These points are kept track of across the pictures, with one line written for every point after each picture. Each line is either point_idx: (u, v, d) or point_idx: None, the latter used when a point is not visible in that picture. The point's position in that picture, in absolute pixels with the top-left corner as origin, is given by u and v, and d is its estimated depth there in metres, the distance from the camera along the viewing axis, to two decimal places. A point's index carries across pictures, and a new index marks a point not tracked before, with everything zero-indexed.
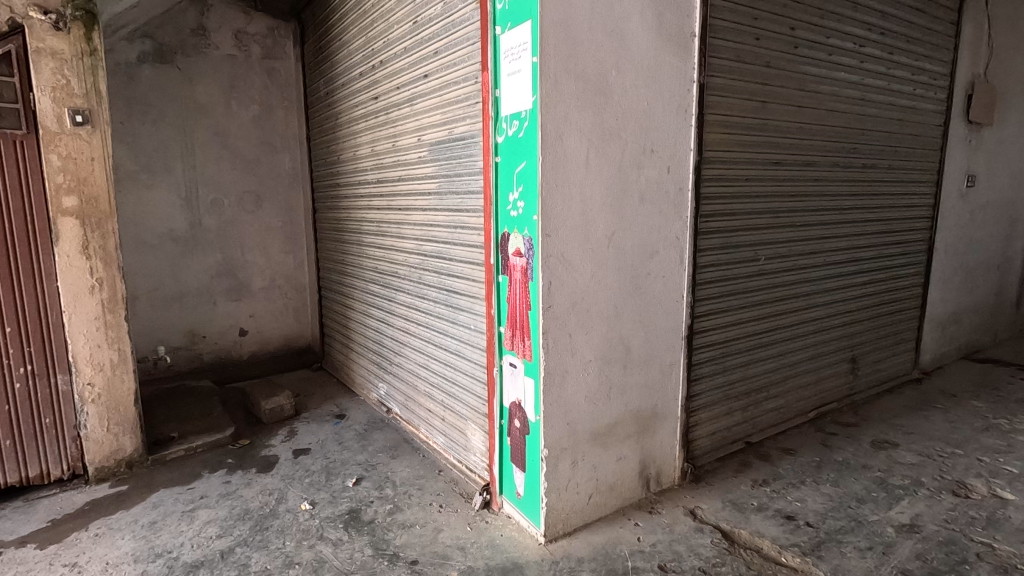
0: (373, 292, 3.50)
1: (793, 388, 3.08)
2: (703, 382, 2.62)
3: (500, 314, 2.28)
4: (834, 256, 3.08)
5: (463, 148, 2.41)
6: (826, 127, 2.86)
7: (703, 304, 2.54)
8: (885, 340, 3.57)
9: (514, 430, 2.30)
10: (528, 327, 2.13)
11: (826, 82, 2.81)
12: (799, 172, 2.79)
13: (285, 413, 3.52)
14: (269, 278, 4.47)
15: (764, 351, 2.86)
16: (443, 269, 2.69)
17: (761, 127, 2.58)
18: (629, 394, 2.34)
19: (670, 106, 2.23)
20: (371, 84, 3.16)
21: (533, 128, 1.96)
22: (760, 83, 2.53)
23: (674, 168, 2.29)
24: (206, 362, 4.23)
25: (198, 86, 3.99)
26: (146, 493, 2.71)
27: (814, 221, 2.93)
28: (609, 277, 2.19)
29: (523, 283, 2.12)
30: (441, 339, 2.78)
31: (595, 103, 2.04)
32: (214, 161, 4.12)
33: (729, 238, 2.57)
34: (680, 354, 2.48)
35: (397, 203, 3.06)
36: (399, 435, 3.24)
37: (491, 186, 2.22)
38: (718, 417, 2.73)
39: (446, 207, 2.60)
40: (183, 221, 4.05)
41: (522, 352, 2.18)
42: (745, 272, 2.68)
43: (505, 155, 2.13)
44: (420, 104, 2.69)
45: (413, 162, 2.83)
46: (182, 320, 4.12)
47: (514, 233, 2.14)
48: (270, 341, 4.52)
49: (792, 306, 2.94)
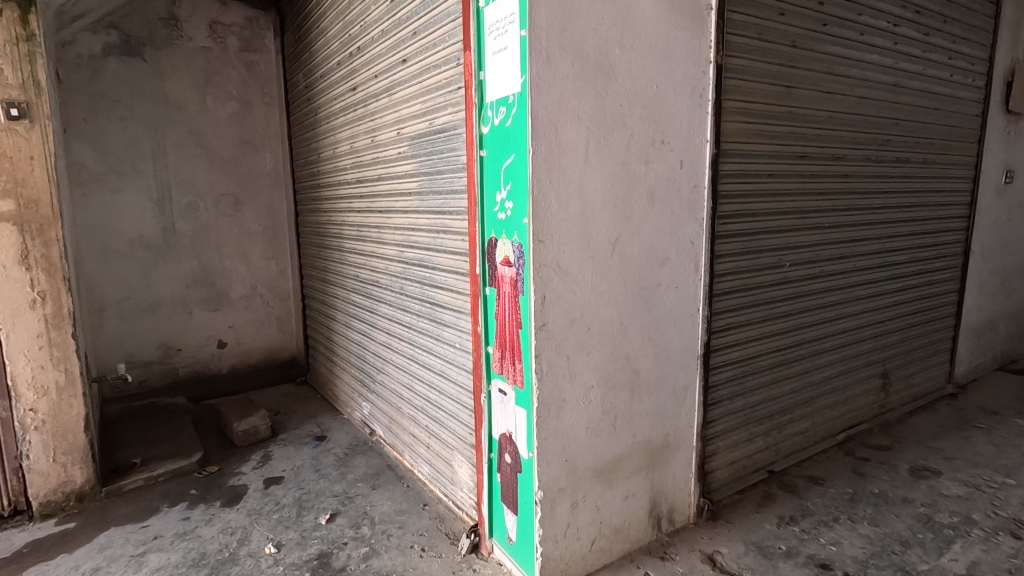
0: (356, 303, 3.21)
1: (820, 409, 2.76)
2: (721, 406, 2.31)
3: (487, 333, 1.98)
4: (864, 261, 2.76)
5: (445, 141, 2.11)
6: (857, 117, 2.54)
7: (721, 318, 2.23)
8: (919, 352, 3.25)
9: (504, 465, 1.99)
10: (519, 348, 1.82)
11: (858, 66, 2.49)
12: (828, 167, 2.47)
13: (260, 435, 3.23)
14: (250, 287, 4.19)
15: (788, 368, 2.54)
16: (426, 278, 2.39)
17: (785, 115, 2.26)
18: (637, 423, 2.03)
19: (682, 89, 1.92)
20: (348, 74, 2.87)
21: (522, 116, 1.66)
22: (785, 65, 2.21)
23: (688, 162, 1.98)
24: (181, 377, 3.95)
25: (169, 81, 3.71)
26: (94, 531, 2.41)
27: (843, 222, 2.61)
28: (613, 290, 1.88)
29: (513, 297, 1.81)
30: (425, 357, 2.48)
31: (595, 85, 1.74)
32: (188, 161, 3.84)
33: (750, 242, 2.25)
34: (695, 376, 2.17)
35: (377, 204, 2.76)
36: (383, 460, 2.94)
37: (476, 184, 1.92)
38: (738, 444, 2.41)
39: (428, 208, 2.30)
40: (155, 226, 3.77)
41: (513, 378, 1.87)
42: (768, 281, 2.36)
43: (490, 148, 1.83)
44: (399, 93, 2.39)
45: (393, 159, 2.53)
46: (154, 332, 3.84)
47: (502, 238, 1.84)
48: (251, 354, 4.23)
49: (819, 317, 2.62)
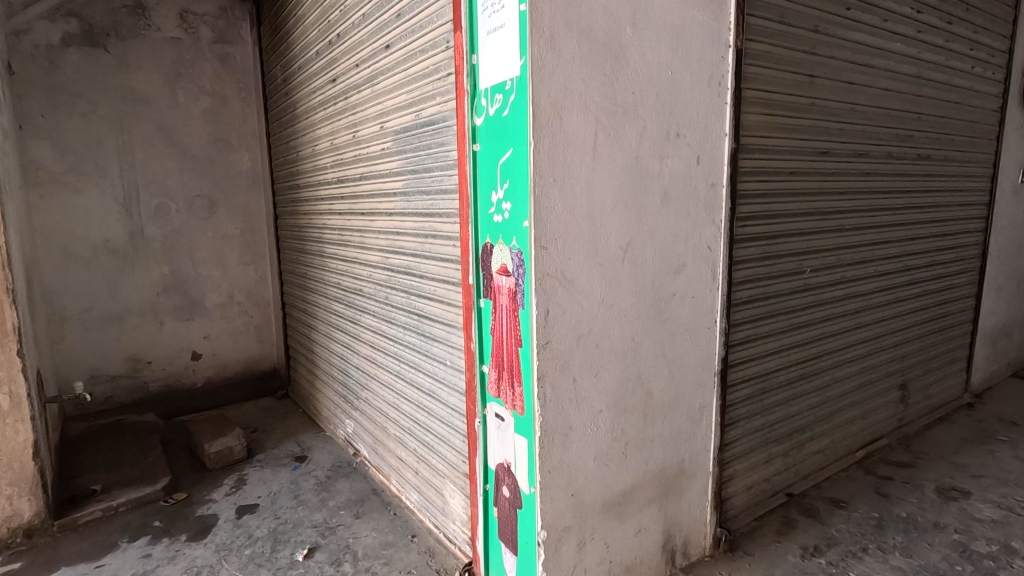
0: (337, 313, 2.97)
1: (840, 425, 2.56)
2: (739, 426, 2.10)
3: (482, 350, 1.75)
4: (885, 265, 2.57)
5: (433, 135, 1.88)
6: (880, 110, 2.35)
7: (740, 330, 2.02)
8: (937, 360, 3.07)
9: (502, 499, 1.77)
10: (518, 370, 1.60)
11: (881, 55, 2.30)
12: (850, 164, 2.27)
13: (234, 457, 2.98)
14: (226, 294, 3.93)
15: (808, 383, 2.35)
16: (412, 287, 2.17)
17: (807, 107, 2.06)
18: (649, 450, 1.82)
19: (699, 77, 1.71)
20: (328, 64, 2.63)
21: (522, 103, 1.44)
22: (808, 52, 2.01)
23: (705, 158, 1.78)
24: (152, 392, 3.68)
25: (136, 74, 3.45)
26: (42, 572, 2.16)
27: (865, 224, 2.42)
28: (624, 302, 1.67)
29: (511, 311, 1.59)
30: (412, 375, 2.24)
31: (604, 69, 1.52)
32: (158, 161, 3.58)
33: (770, 246, 2.05)
34: (712, 395, 1.96)
35: (360, 206, 2.52)
36: (367, 484, 2.70)
37: (468, 183, 1.69)
38: (755, 467, 2.21)
39: (415, 210, 2.07)
40: (121, 230, 3.50)
41: (511, 402, 1.65)
42: (788, 288, 2.17)
43: (485, 142, 1.61)
44: (382, 82, 2.16)
45: (376, 156, 2.30)
46: (122, 344, 3.57)
47: (498, 244, 1.62)
48: (228, 366, 3.97)
49: (840, 327, 2.43)
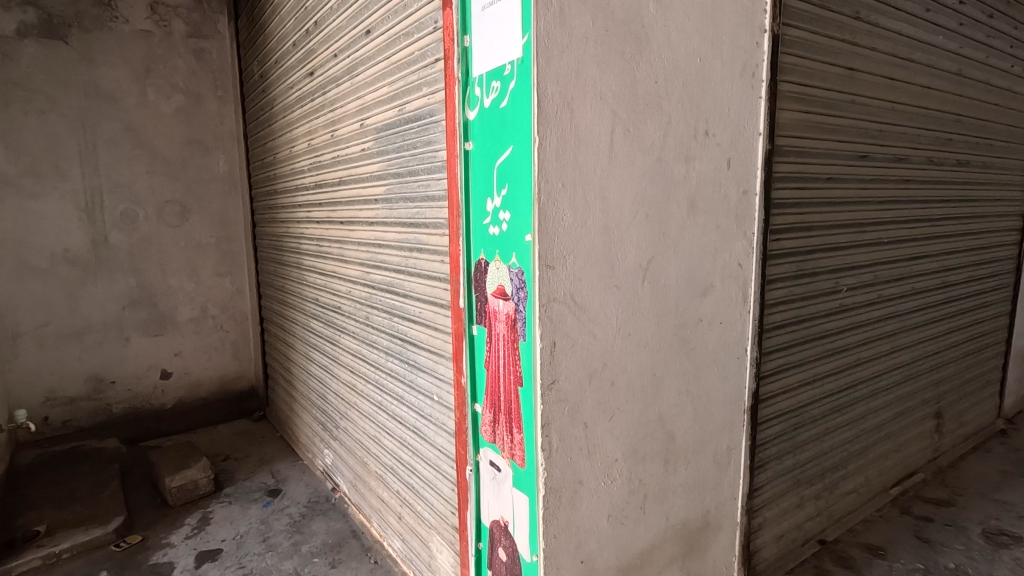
0: (316, 332, 2.69)
1: (874, 460, 2.30)
2: (769, 468, 1.84)
3: (475, 386, 1.48)
4: (923, 282, 2.32)
5: (418, 133, 1.62)
6: (920, 111, 2.10)
7: (772, 359, 1.76)
8: (972, 385, 2.81)
9: (498, 563, 1.49)
10: (518, 413, 1.33)
11: (923, 48, 2.05)
12: (889, 170, 2.02)
13: (199, 492, 2.68)
14: (200, 308, 3.63)
15: (842, 416, 2.09)
16: (395, 308, 1.89)
17: (847, 105, 1.81)
18: (671, 502, 1.54)
19: (731, 66, 1.46)
20: (305, 56, 2.37)
21: (524, 93, 1.18)
22: (848, 41, 1.76)
23: (736, 161, 1.52)
24: (116, 415, 3.37)
25: (101, 69, 3.18)
26: None
27: (903, 236, 2.16)
28: (644, 330, 1.41)
29: (510, 342, 1.32)
30: (396, 407, 1.96)
31: (623, 53, 1.26)
32: (124, 163, 3.29)
33: (805, 263, 1.80)
34: (741, 435, 1.70)
35: (339, 214, 2.25)
36: (346, 525, 2.41)
37: (459, 189, 1.43)
38: (786, 513, 1.94)
39: (398, 219, 1.81)
40: (83, 239, 3.21)
41: (509, 450, 1.38)
42: (823, 310, 1.91)
43: (479, 140, 1.34)
44: (362, 74, 1.90)
45: (355, 157, 2.03)
46: (82, 363, 3.27)
47: (494, 261, 1.35)
48: (201, 386, 3.66)
49: (875, 351, 2.17)
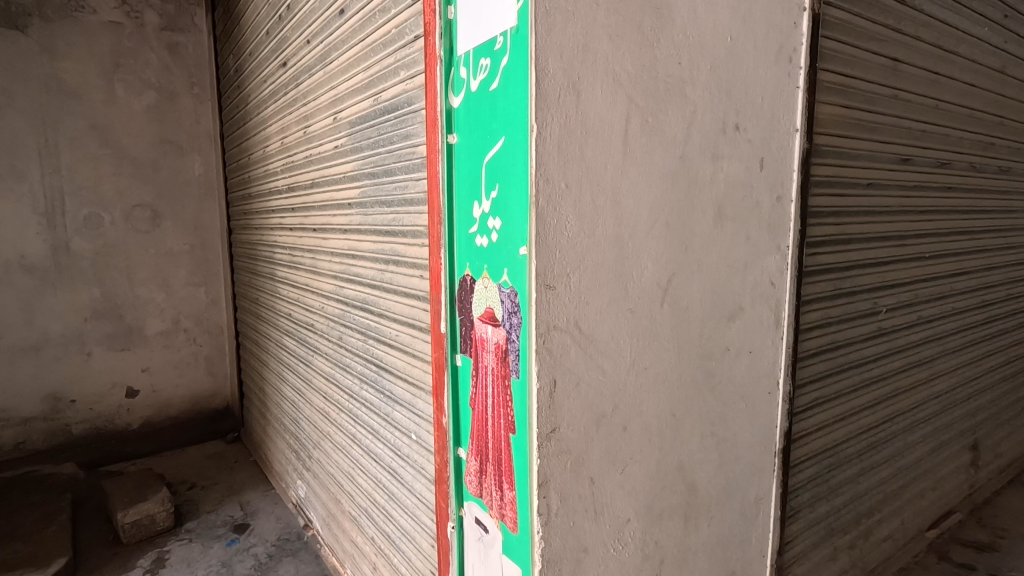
0: (289, 351, 2.44)
1: (910, 500, 2.05)
2: (801, 519, 1.59)
3: (458, 427, 1.24)
4: (962, 301, 2.08)
5: (395, 125, 1.38)
6: (963, 111, 1.88)
7: (806, 393, 1.52)
8: (1009, 413, 2.55)
9: None
10: (510, 465, 1.08)
11: (967, 41, 1.82)
12: (931, 176, 1.79)
13: (155, 528, 2.41)
14: (171, 320, 3.36)
15: (878, 454, 1.84)
16: (370, 328, 1.65)
17: (889, 100, 1.58)
18: (692, 568, 1.29)
19: (765, 49, 1.23)
20: (278, 45, 2.14)
21: (519, 70, 0.95)
22: (892, 27, 1.54)
23: (770, 162, 1.29)
24: (75, 436, 3.11)
25: (65, 63, 2.95)
26: None
27: (944, 251, 1.93)
28: (663, 363, 1.16)
29: (501, 377, 1.07)
30: (370, 443, 1.71)
31: (640, 26, 1.03)
32: (89, 164, 3.05)
33: (843, 281, 1.56)
34: (772, 482, 1.45)
35: (311, 220, 2.01)
36: (316, 569, 2.14)
37: (441, 192, 1.19)
38: (820, 568, 1.68)
39: (374, 226, 1.57)
40: (42, 245, 2.97)
41: (498, 509, 1.13)
42: (860, 335, 1.67)
43: (465, 132, 1.11)
44: (335, 61, 1.67)
45: (328, 155, 1.80)
46: (38, 380, 3.00)
47: (482, 278, 1.10)
48: (171, 405, 3.38)
49: (913, 380, 1.93)
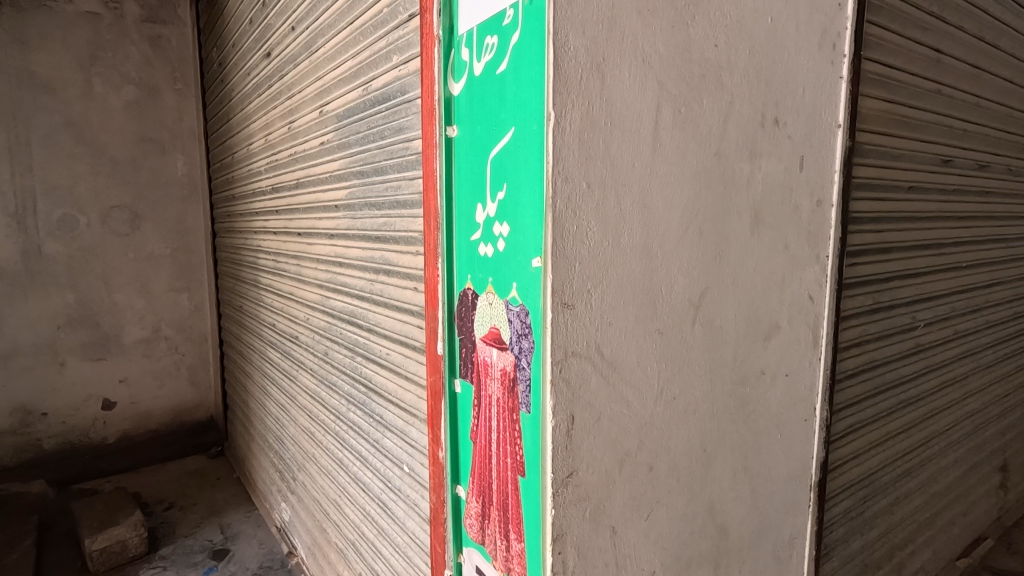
0: (273, 363, 2.27)
1: (942, 528, 1.90)
2: (835, 557, 1.44)
3: (458, 462, 1.08)
4: (996, 313, 1.94)
5: (386, 117, 1.23)
6: (1003, 109, 1.74)
7: (842, 418, 1.37)
8: None
9: None
10: (518, 512, 0.92)
11: (1010, 34, 1.68)
12: (970, 179, 1.65)
13: (127, 555, 2.23)
14: (151, 328, 3.18)
15: (912, 481, 1.69)
16: (358, 344, 1.49)
17: (931, 94, 1.44)
18: None
19: (807, 32, 1.08)
20: (262, 34, 1.98)
21: (534, 46, 0.79)
22: (937, 15, 1.39)
23: (810, 160, 1.14)
24: (46, 451, 2.92)
25: (39, 55, 2.79)
26: None
27: (980, 259, 1.78)
28: (694, 392, 1.01)
29: (508, 409, 0.92)
30: (358, 470, 1.55)
31: (673, 2, 0.88)
32: (64, 163, 2.88)
33: (882, 293, 1.42)
34: (807, 518, 1.30)
35: (296, 223, 1.85)
36: None
37: (439, 192, 1.03)
38: None
39: (363, 231, 1.41)
40: (12, 249, 2.79)
41: (503, 561, 0.97)
42: (898, 352, 1.52)
43: (467, 122, 0.95)
44: (322, 46, 1.51)
45: (313, 152, 1.64)
46: (7, 392, 2.82)
47: (485, 292, 0.95)
48: (150, 417, 3.20)
49: (948, 398, 1.78)
